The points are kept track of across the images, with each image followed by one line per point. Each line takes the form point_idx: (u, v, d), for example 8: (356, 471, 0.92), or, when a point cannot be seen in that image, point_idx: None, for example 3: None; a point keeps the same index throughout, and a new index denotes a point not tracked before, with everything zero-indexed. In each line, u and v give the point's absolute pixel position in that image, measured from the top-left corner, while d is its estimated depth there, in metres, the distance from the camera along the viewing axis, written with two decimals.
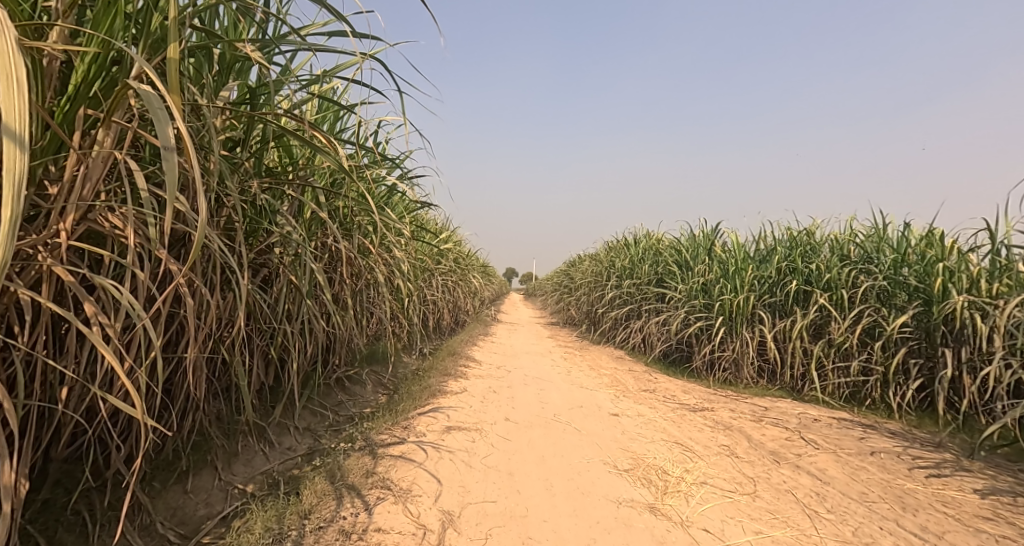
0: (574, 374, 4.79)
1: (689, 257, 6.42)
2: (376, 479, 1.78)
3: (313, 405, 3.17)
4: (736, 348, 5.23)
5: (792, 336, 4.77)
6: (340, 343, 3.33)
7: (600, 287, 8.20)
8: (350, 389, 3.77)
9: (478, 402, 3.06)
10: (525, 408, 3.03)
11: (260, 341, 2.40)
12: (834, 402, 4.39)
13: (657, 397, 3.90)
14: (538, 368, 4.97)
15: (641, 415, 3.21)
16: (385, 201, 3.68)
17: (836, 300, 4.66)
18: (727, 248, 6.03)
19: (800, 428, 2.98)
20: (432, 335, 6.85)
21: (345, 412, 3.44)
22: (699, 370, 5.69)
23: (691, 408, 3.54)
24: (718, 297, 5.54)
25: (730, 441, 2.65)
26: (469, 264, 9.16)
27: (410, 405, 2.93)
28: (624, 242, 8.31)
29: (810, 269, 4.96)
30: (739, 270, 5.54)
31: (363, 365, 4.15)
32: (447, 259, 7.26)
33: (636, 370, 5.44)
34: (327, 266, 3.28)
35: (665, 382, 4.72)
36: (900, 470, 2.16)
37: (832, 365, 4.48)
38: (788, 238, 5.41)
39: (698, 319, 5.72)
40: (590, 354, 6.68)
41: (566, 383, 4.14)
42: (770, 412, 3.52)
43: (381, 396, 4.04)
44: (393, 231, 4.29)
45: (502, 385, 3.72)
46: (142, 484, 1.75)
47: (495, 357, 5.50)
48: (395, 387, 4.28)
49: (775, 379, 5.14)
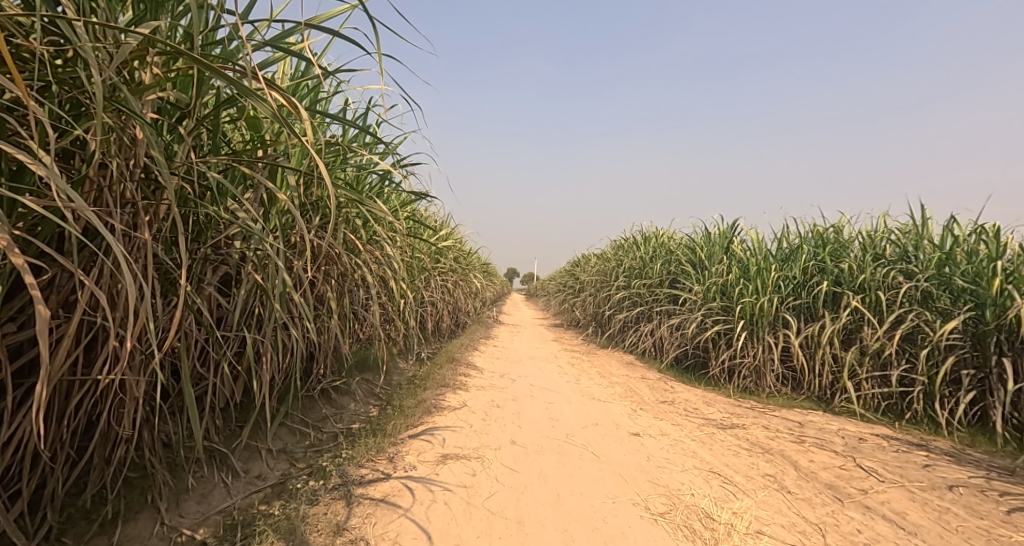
0: (584, 383, 4.42)
1: (705, 256, 6.03)
2: (349, 537, 1.41)
3: (291, 421, 2.79)
4: (757, 354, 4.84)
5: (821, 342, 4.39)
6: (325, 349, 2.97)
7: (607, 288, 7.82)
8: (337, 402, 3.39)
9: (479, 421, 2.68)
10: (533, 428, 2.64)
11: (219, 351, 2.00)
12: (869, 414, 4.01)
13: (678, 411, 3.52)
14: (544, 376, 4.59)
15: (664, 434, 2.83)
16: (376, 191, 3.30)
17: (869, 302, 4.27)
18: (746, 246, 5.64)
19: (849, 451, 2.60)
20: (431, 339, 6.47)
21: (329, 427, 3.07)
22: (715, 377, 5.31)
23: (719, 424, 3.16)
24: (738, 300, 5.16)
25: (774, 468, 2.27)
26: (469, 262, 8.76)
27: (401, 425, 2.55)
28: (632, 241, 7.93)
29: (840, 268, 4.58)
30: (761, 270, 5.15)
31: (351, 374, 3.78)
32: (446, 258, 6.86)
33: (649, 378, 5.06)
34: (308, 262, 2.90)
35: (684, 393, 4.33)
36: (994, 514, 1.79)
37: (866, 374, 4.10)
38: (814, 235, 5.01)
39: (716, 323, 5.35)
40: (599, 358, 6.30)
41: (576, 394, 3.76)
42: (807, 429, 3.13)
43: (371, 408, 3.67)
44: (387, 226, 3.91)
45: (505, 397, 3.34)
46: (45, 543, 1.39)
47: (497, 363, 5.12)
48: (387, 397, 3.91)
49: (800, 388, 4.76)
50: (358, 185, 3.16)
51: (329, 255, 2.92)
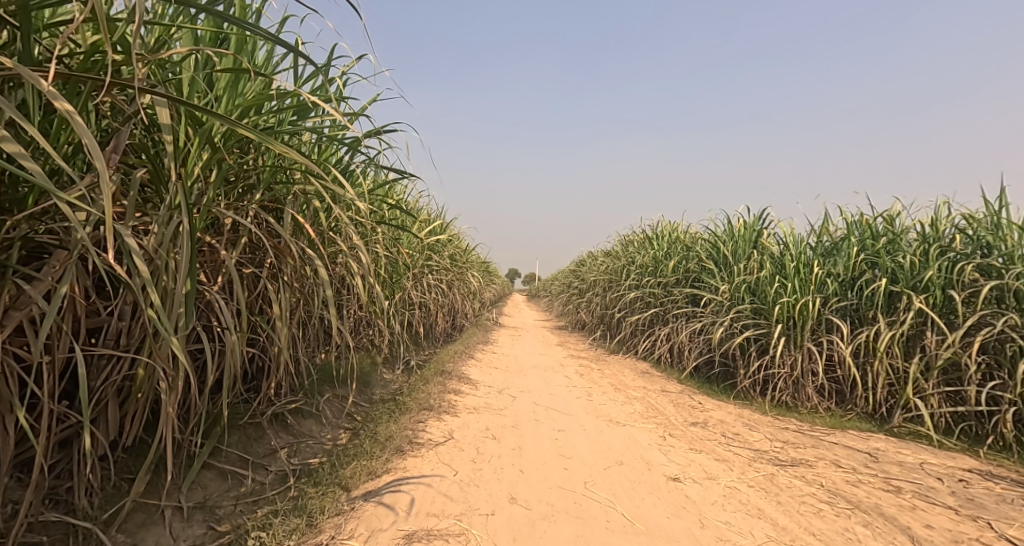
0: (597, 400, 3.76)
1: (730, 252, 5.34)
2: None
3: (218, 461, 2.12)
4: (796, 364, 4.20)
5: (878, 351, 3.73)
6: (274, 364, 2.37)
7: (617, 287, 7.15)
8: (295, 428, 2.75)
9: (467, 464, 2.03)
10: (539, 475, 1.99)
11: (56, 381, 1.34)
12: (940, 437, 3.36)
13: (718, 440, 2.86)
14: (551, 390, 3.94)
15: (709, 477, 2.17)
16: (339, 161, 2.62)
17: (934, 304, 3.63)
18: (778, 241, 4.97)
19: (967, 505, 1.93)
20: (422, 344, 5.82)
21: (277, 462, 2.40)
22: (745, 390, 4.66)
23: (773, 458, 2.50)
24: (772, 301, 4.49)
25: (882, 541, 1.61)
26: (466, 261, 8.07)
27: (363, 472, 1.91)
28: (644, 236, 7.25)
29: (899, 263, 3.91)
30: (798, 266, 4.48)
31: (317, 392, 3.15)
32: (439, 255, 6.21)
33: (670, 391, 4.41)
34: (248, 253, 2.25)
35: (716, 412, 3.67)
36: None
37: (935, 388, 3.47)
38: (861, 226, 4.34)
39: (745, 328, 4.69)
40: (610, 367, 5.64)
41: (591, 417, 3.11)
42: (888, 467, 2.46)
43: (341, 433, 3.04)
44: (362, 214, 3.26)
45: (504, 424, 2.69)
46: None
47: (495, 374, 4.48)
48: (362, 420, 3.28)
49: (847, 403, 4.11)
50: (321, 154, 2.54)
51: (270, 242, 2.26)
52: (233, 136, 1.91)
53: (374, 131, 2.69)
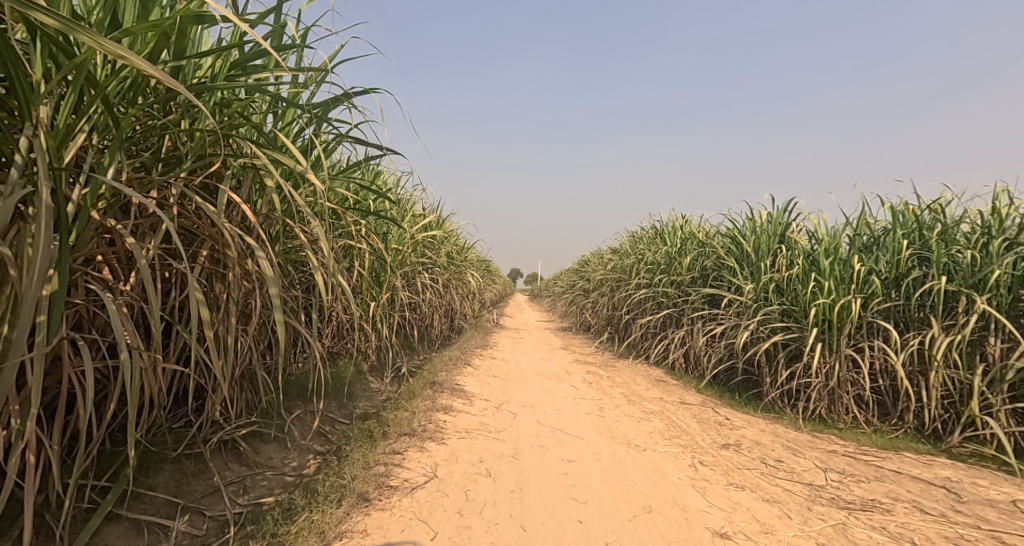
0: (610, 416, 3.27)
1: (752, 247, 4.83)
2: None
3: (133, 512, 1.66)
4: (834, 374, 3.72)
5: (934, 360, 3.25)
6: (205, 386, 1.93)
7: (625, 286, 6.65)
8: (250, 458, 2.27)
9: (451, 521, 1.57)
10: (545, 535, 1.52)
11: None
12: (1012, 461, 2.89)
13: (759, 471, 2.37)
14: (556, 404, 3.46)
15: (763, 530, 1.69)
16: (292, 133, 2.16)
17: (1001, 305, 3.14)
18: (805, 235, 4.46)
19: None
20: (415, 349, 5.33)
21: (221, 503, 1.92)
22: (773, 402, 4.18)
23: (834, 498, 2.02)
24: (805, 303, 3.99)
25: None
26: (464, 259, 7.57)
27: (313, 535, 1.45)
28: (653, 231, 6.75)
29: (955, 257, 3.41)
30: (834, 263, 3.97)
31: (282, 411, 2.67)
32: (433, 252, 5.71)
33: (690, 404, 3.92)
34: (177, 245, 1.79)
35: (747, 431, 3.18)
36: None
37: (1004, 404, 2.99)
38: (905, 218, 3.83)
39: (773, 332, 4.21)
40: (620, 373, 5.15)
41: (605, 440, 2.63)
42: (980, 509, 1.98)
43: (310, 459, 2.58)
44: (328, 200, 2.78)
45: (501, 454, 2.21)
46: None
47: (493, 385, 4.01)
48: (338, 442, 2.81)
49: (892, 418, 3.63)
50: (275, 124, 2.09)
51: (202, 229, 1.79)
52: (144, 85, 1.50)
53: (343, 100, 2.25)
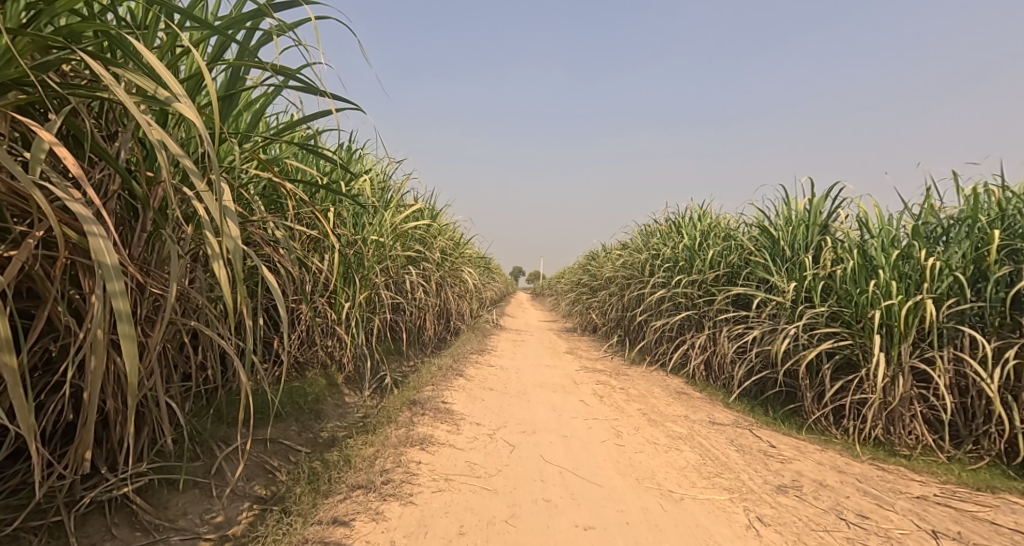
0: (630, 446, 2.64)
1: (788, 241, 4.19)
2: None
3: None
4: (899, 391, 3.07)
5: None
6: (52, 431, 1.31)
7: (638, 284, 6.01)
8: (148, 520, 1.65)
9: None
10: None
11: None
12: None
13: (845, 537, 1.74)
14: (564, 428, 2.82)
15: None
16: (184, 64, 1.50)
17: None
18: (854, 225, 3.81)
19: None
20: (402, 355, 4.71)
21: None
22: (819, 420, 3.54)
23: None
24: (859, 305, 3.35)
25: None
26: (462, 255, 6.94)
27: None
28: (670, 224, 6.09)
29: None
30: (896, 257, 3.31)
31: (203, 449, 2.03)
32: (424, 246, 5.08)
33: (723, 425, 3.28)
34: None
35: (803, 465, 2.55)
36: None
37: None
38: (986, 202, 3.16)
39: (818, 339, 3.56)
40: (635, 384, 4.51)
41: (630, 488, 1.99)
42: None
43: (241, 512, 1.95)
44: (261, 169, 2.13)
45: (491, 519, 1.59)
46: None
47: (489, 401, 3.39)
48: (282, 484, 2.18)
49: (972, 444, 2.99)
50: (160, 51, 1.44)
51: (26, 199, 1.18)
52: None
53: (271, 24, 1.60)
